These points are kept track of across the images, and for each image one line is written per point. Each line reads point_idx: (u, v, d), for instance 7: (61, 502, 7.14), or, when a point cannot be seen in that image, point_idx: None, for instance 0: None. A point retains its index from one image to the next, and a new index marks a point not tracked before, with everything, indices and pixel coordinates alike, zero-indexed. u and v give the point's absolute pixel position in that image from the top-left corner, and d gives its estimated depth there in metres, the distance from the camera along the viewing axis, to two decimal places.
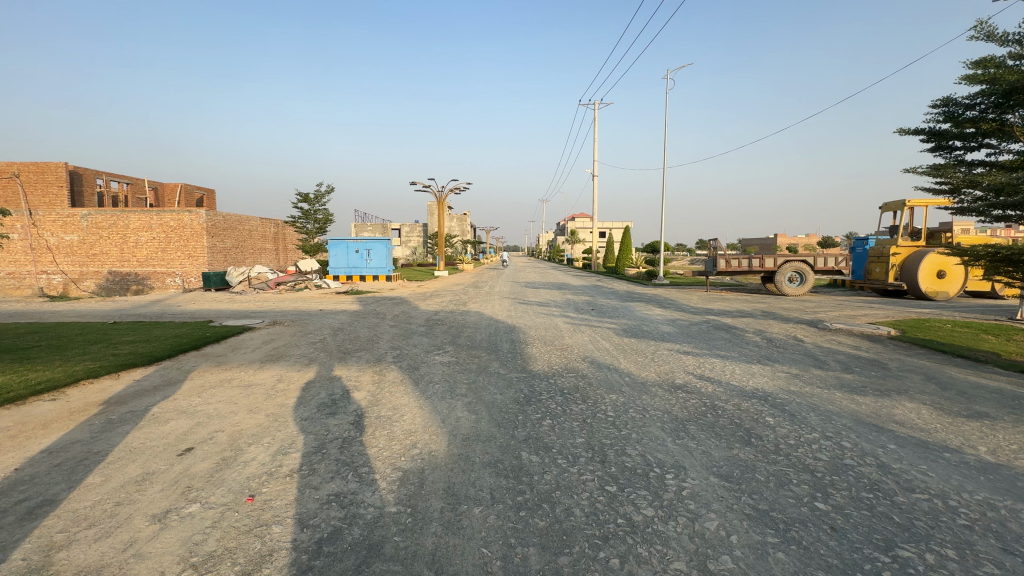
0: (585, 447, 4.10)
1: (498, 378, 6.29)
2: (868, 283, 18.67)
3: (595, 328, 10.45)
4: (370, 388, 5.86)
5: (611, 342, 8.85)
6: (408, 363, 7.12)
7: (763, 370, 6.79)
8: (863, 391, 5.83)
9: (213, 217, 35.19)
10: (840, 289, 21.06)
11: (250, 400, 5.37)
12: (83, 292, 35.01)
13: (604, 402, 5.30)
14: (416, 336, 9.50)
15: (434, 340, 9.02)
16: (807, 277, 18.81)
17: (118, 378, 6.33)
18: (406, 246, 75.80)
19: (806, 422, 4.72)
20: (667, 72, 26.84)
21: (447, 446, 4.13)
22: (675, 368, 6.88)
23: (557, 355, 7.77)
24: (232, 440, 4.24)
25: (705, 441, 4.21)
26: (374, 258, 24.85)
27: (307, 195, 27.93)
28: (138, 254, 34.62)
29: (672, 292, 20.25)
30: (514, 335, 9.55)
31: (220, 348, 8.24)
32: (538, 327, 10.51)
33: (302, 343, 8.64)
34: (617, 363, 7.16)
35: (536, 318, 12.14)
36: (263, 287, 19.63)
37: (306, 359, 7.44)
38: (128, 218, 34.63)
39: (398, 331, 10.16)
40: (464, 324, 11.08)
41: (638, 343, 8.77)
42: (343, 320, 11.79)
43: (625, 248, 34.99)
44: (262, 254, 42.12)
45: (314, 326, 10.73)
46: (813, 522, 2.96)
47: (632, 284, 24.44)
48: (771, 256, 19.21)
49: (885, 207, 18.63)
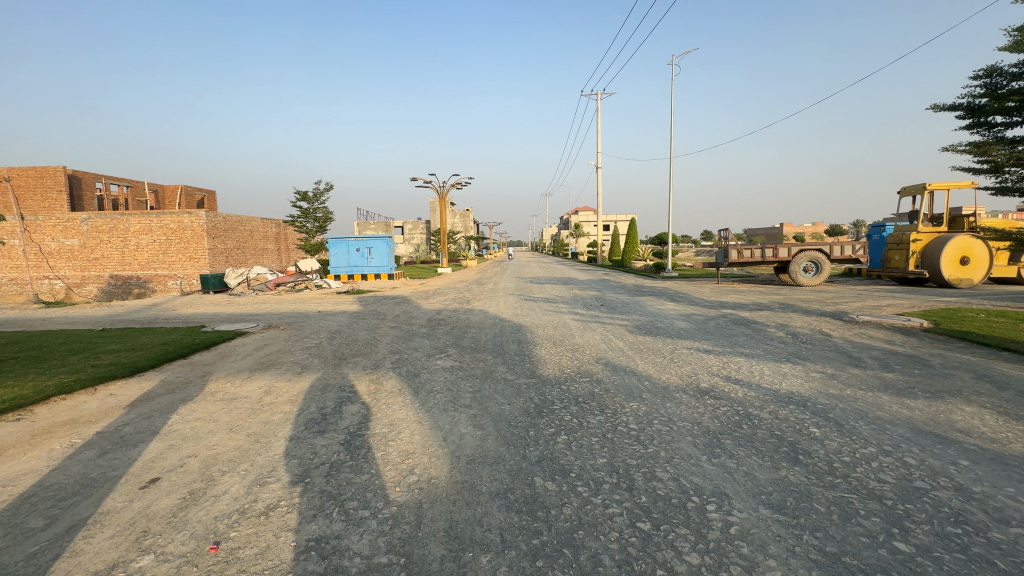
0: (608, 470, 3.54)
1: (505, 386, 5.74)
2: (886, 272, 17.95)
3: (606, 325, 9.86)
4: (364, 400, 5.32)
5: (625, 341, 8.28)
6: (407, 369, 6.60)
7: (795, 370, 6.21)
8: (911, 392, 5.24)
9: (213, 218, 34.77)
10: (856, 279, 20.32)
11: (232, 417, 4.86)
12: (86, 297, 34.86)
13: (625, 412, 4.74)
14: (417, 338, 8.96)
15: (436, 342, 8.46)
16: (823, 267, 18.11)
17: (94, 393, 5.84)
18: (408, 243, 75.20)
19: (858, 433, 4.15)
20: (672, 57, 26.06)
21: (448, 471, 3.60)
22: (698, 370, 6.31)
23: (569, 357, 7.23)
24: (204, 468, 3.72)
25: (747, 460, 3.65)
26: (375, 257, 24.34)
27: (306, 194, 27.41)
28: (139, 257, 34.38)
29: (682, 284, 19.62)
30: (521, 335, 8.98)
31: (209, 357, 7.72)
32: (546, 326, 9.92)
33: (297, 349, 8.13)
34: (635, 365, 6.59)
35: (544, 315, 11.59)
36: (262, 289, 19.19)
37: (298, 367, 6.91)
38: (128, 221, 34.32)
39: (398, 333, 9.62)
40: (468, 324, 10.53)
41: (654, 341, 8.18)
42: (342, 322, 11.27)
43: (631, 241, 34.30)
44: (265, 254, 41.84)
45: (312, 330, 10.23)
46: (899, 571, 2.40)
47: (640, 278, 23.87)
48: (785, 246, 18.54)
49: (904, 191, 17.87)
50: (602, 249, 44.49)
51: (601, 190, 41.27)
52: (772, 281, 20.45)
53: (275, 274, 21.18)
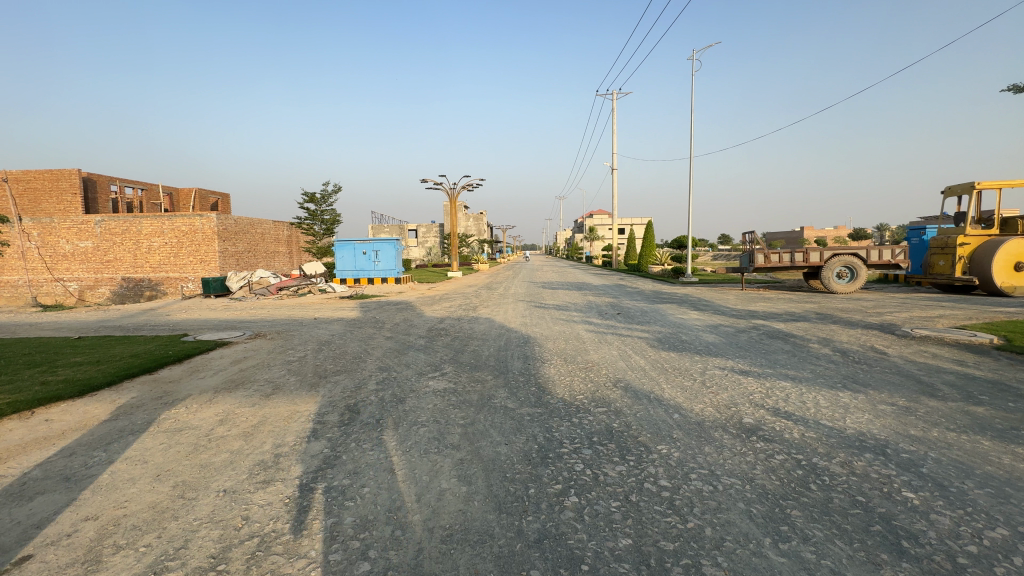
0: (634, 562, 2.53)
1: (504, 417, 4.74)
2: (929, 278, 16.54)
3: (624, 338, 8.80)
4: (332, 435, 4.38)
5: (646, 359, 7.22)
6: (392, 392, 5.66)
7: (858, 401, 5.09)
8: (1019, 436, 4.11)
9: (225, 221, 34.51)
10: (894, 285, 18.87)
11: (167, 457, 3.97)
12: (99, 299, 34.86)
13: (653, 461, 3.70)
14: (412, 352, 8.02)
15: (431, 358, 7.51)
16: (859, 272, 16.76)
17: (26, 419, 5.02)
18: (421, 246, 74.81)
19: (973, 503, 3.05)
20: (693, 53, 24.93)
21: (413, 557, 2.62)
22: (738, 399, 5.24)
23: (582, 378, 6.22)
24: (96, 541, 2.81)
25: (830, 550, 2.60)
26: (382, 260, 23.58)
27: (314, 195, 26.80)
28: (151, 260, 34.31)
29: (704, 291, 18.38)
30: (528, 349, 7.98)
31: (177, 373, 6.87)
32: (557, 338, 8.92)
33: (276, 364, 7.27)
34: (660, 391, 5.55)
35: (554, 325, 10.59)
36: (264, 293, 18.54)
37: (270, 388, 6.02)
38: (140, 224, 34.26)
39: (392, 345, 8.72)
40: (471, 335, 9.57)
41: (680, 359, 7.11)
42: (336, 331, 10.42)
43: (648, 244, 33.10)
44: (277, 257, 41.67)
45: (301, 339, 9.40)
46: None
47: (658, 283, 22.73)
48: (816, 250, 17.24)
49: (948, 191, 16.45)
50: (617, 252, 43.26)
51: (616, 192, 40.32)
52: (801, 288, 19.14)
53: (279, 277, 20.52)
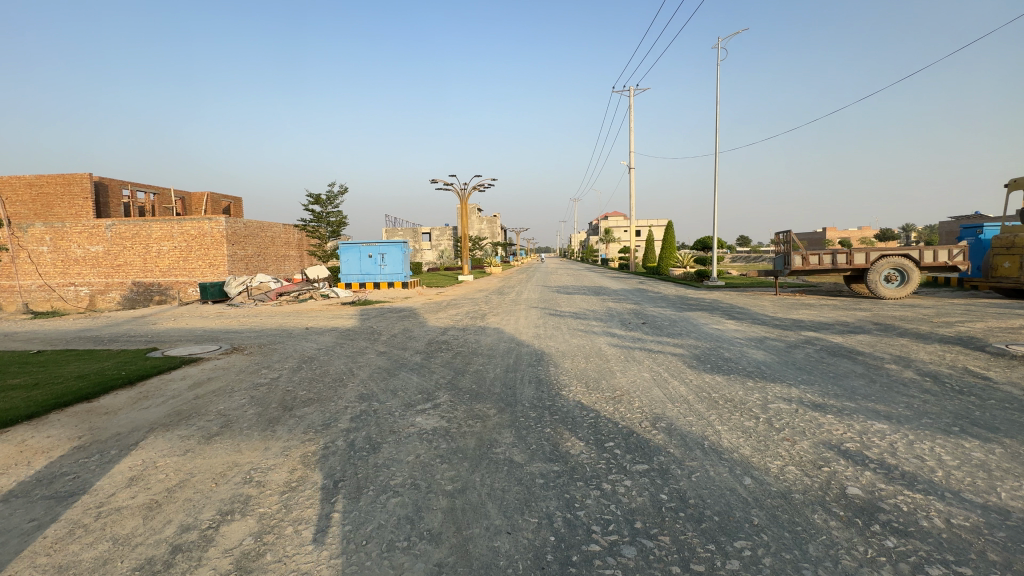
0: None
1: (507, 482, 3.44)
2: (992, 282, 14.78)
3: (656, 356, 7.43)
4: (268, 510, 3.14)
5: (688, 385, 5.85)
6: (368, 434, 4.41)
7: (999, 458, 3.68)
8: None
9: (234, 224, 33.93)
10: (947, 288, 17.08)
11: (21, 550, 2.76)
12: (109, 303, 34.51)
13: None
14: (404, 372, 6.78)
15: (425, 381, 6.24)
16: (910, 275, 15.09)
17: None
18: (434, 249, 73.91)
19: None
20: (718, 41, 23.33)
21: None
22: (827, 453, 3.85)
23: (609, 413, 4.89)
24: None
25: None
26: (389, 263, 22.53)
27: (320, 197, 25.82)
28: (160, 264, 33.93)
29: (734, 296, 16.87)
30: (542, 370, 6.68)
31: (120, 401, 5.72)
32: (576, 355, 7.61)
33: (241, 388, 6.09)
34: (716, 437, 4.20)
35: (572, 337, 9.28)
36: (263, 299, 17.58)
37: (218, 424, 4.81)
38: (150, 228, 33.89)
39: (383, 363, 7.48)
40: (476, 350, 8.29)
41: (731, 386, 5.73)
42: (325, 344, 9.25)
43: (668, 246, 31.53)
44: (288, 261, 41.12)
45: (282, 355, 8.22)
46: None
47: (681, 288, 21.24)
48: (861, 251, 15.60)
49: (1014, 183, 14.67)
50: (634, 254, 41.47)
51: (633, 192, 38.89)
52: (842, 292, 17.49)
53: (280, 282, 19.55)
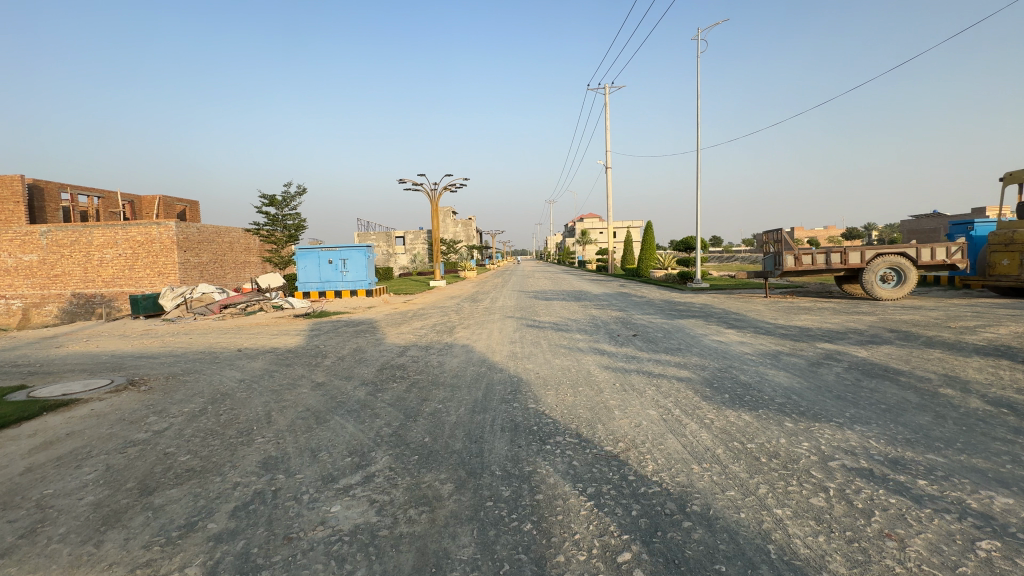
0: None
1: None
2: (991, 280, 14.04)
3: (659, 384, 6.03)
4: None
5: (712, 431, 4.42)
6: (245, 550, 2.79)
7: None
8: None
9: (185, 230, 31.28)
10: (941, 288, 16.35)
11: None
12: (45, 317, 31.35)
13: None
14: (338, 417, 5.16)
15: (362, 433, 4.63)
16: (907, 275, 14.24)
17: None
18: (408, 254, 71.40)
19: None
20: (697, 34, 22.60)
21: None
22: (966, 568, 2.44)
23: (618, 487, 3.40)
24: None
25: None
26: (351, 270, 20.67)
27: (275, 199, 23.65)
28: (103, 273, 31.01)
29: (724, 299, 15.79)
30: (519, 410, 5.18)
31: None
32: (561, 385, 6.12)
33: (98, 454, 4.34)
34: (783, 537, 2.76)
35: (555, 356, 7.82)
36: (203, 313, 15.52)
37: (19, 530, 3.10)
38: (91, 234, 31.00)
39: (316, 401, 5.82)
40: (438, 378, 6.70)
41: (768, 431, 4.34)
42: (254, 372, 7.53)
43: (648, 247, 30.59)
44: (248, 268, 38.56)
45: (189, 391, 6.45)
46: None
47: (666, 291, 20.11)
48: (856, 249, 14.69)
49: (1010, 177, 14.06)
50: (612, 255, 40.26)
51: (610, 192, 37.81)
52: (834, 293, 16.57)
53: (225, 292, 17.47)
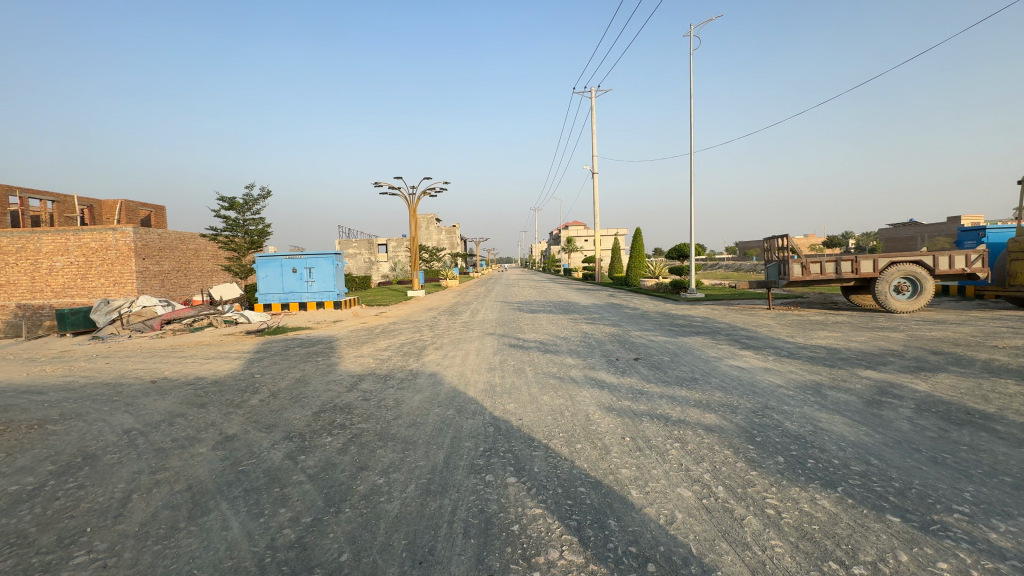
0: None
1: None
2: (1012, 291, 12.93)
3: (684, 438, 4.50)
4: None
5: (786, 536, 2.88)
6: None
7: None
8: None
9: (144, 236, 29.01)
10: (953, 299, 15.24)
11: None
12: None
13: None
14: (227, 505, 3.48)
15: (246, 545, 2.96)
16: (923, 285, 13.07)
17: None
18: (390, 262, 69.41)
19: None
20: (688, 32, 21.76)
21: None
22: None
23: None
24: None
25: None
26: (317, 279, 18.89)
27: (236, 202, 21.67)
28: (52, 283, 28.52)
29: (725, 312, 14.49)
30: (494, 489, 3.57)
31: None
32: (552, 439, 4.53)
33: None
34: None
35: (543, 391, 6.25)
36: (140, 330, 13.60)
37: None
38: (39, 240, 28.52)
39: (209, 470, 4.13)
40: (389, 427, 5.09)
41: (876, 537, 2.81)
42: (151, 416, 5.78)
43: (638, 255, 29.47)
44: (215, 277, 36.37)
45: (42, 452, 4.69)
46: None
47: (659, 301, 18.79)
48: (867, 257, 13.50)
49: None
50: (599, 265, 38.68)
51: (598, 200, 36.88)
52: (841, 305, 15.37)
53: (171, 305, 15.55)
